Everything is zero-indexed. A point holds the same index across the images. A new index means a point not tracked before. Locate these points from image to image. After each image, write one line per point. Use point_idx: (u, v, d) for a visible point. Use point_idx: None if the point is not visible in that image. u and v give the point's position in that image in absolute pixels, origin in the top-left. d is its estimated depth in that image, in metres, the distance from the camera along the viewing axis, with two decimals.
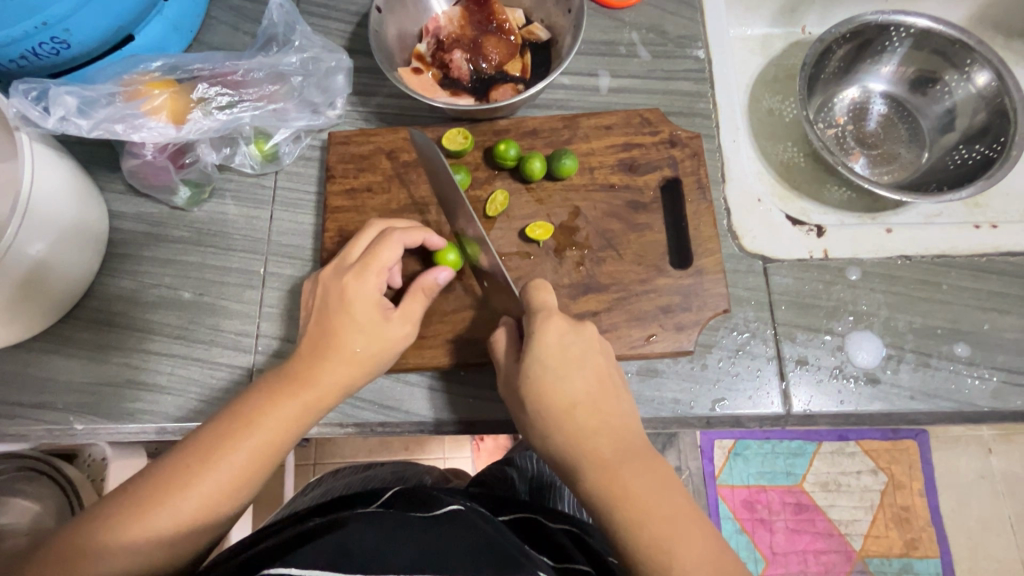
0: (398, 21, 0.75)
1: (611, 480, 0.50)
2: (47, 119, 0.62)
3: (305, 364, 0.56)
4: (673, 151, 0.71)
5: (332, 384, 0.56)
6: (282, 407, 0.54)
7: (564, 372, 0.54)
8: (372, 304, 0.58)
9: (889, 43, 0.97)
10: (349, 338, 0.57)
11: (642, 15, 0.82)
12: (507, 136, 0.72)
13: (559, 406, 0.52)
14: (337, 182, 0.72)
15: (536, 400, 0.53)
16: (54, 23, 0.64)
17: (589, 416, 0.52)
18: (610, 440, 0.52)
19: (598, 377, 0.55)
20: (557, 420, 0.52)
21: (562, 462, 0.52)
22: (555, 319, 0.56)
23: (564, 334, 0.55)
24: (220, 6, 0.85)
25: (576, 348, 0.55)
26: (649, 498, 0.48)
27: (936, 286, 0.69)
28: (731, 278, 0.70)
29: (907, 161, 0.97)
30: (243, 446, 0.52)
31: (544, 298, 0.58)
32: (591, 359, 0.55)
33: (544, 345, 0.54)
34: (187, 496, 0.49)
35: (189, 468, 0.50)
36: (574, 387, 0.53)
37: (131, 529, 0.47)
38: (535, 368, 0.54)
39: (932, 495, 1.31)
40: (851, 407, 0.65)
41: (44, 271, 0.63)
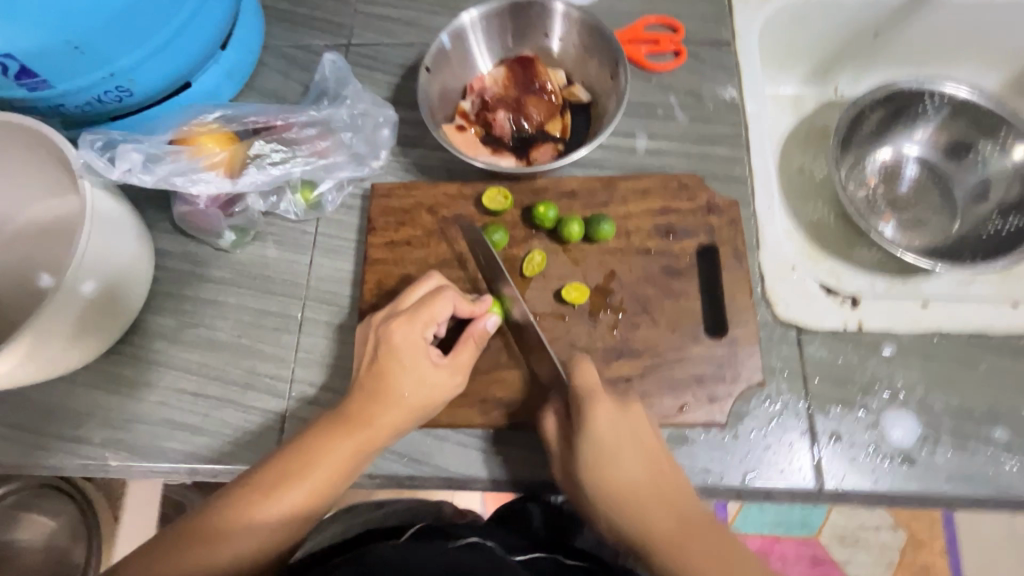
0: (443, 78, 0.78)
1: (681, 558, 0.51)
2: (111, 170, 0.66)
3: (361, 408, 0.58)
4: (709, 218, 0.72)
5: (386, 427, 0.59)
6: (342, 446, 0.57)
7: (617, 455, 0.55)
8: (422, 353, 0.60)
9: (923, 110, 0.98)
10: (400, 386, 0.59)
11: (680, 78, 0.84)
12: (546, 195, 0.73)
13: (620, 489, 0.54)
14: (378, 234, 0.74)
15: (597, 491, 0.54)
16: (120, 74, 0.68)
17: (648, 496, 0.54)
18: (669, 515, 0.53)
19: (648, 450, 0.56)
20: (614, 501, 0.54)
21: (626, 539, 0.54)
22: (601, 402, 0.57)
23: (614, 414, 0.56)
24: (269, 51, 0.89)
25: (625, 427, 0.56)
26: (707, 563, 0.50)
27: (972, 365, 0.68)
28: (764, 346, 0.70)
29: (937, 227, 0.97)
30: (309, 480, 0.55)
31: (586, 379, 0.59)
32: (640, 436, 0.56)
33: (597, 433, 0.55)
34: (249, 527, 0.53)
35: (259, 500, 0.54)
36: (625, 469, 0.55)
37: (198, 556, 0.51)
38: (592, 456, 0.55)
39: (955, 557, 1.28)
40: (885, 487, 0.64)
41: (93, 309, 0.65)
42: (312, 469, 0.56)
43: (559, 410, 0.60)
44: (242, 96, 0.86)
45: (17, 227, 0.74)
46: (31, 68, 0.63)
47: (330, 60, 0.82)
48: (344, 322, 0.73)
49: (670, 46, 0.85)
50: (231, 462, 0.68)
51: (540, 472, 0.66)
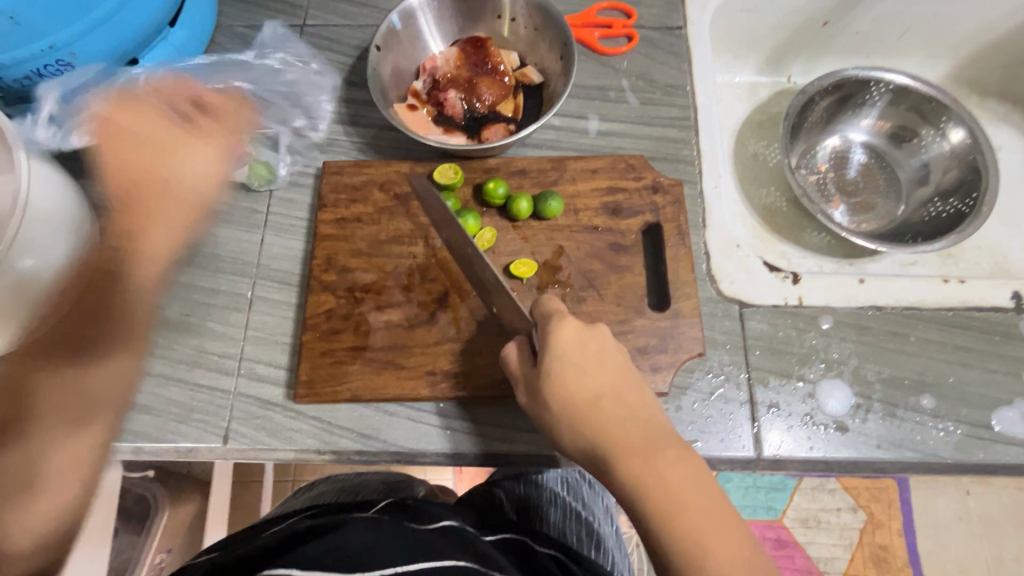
0: (395, 58, 0.78)
1: (647, 464, 0.51)
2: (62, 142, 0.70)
3: (80, 376, 0.52)
4: (656, 197, 0.73)
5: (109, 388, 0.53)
6: (98, 382, 0.53)
7: (584, 367, 0.57)
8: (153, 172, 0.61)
9: (869, 97, 1.01)
10: (157, 200, 0.60)
11: (633, 62, 0.85)
12: (497, 173, 0.74)
13: (583, 400, 0.55)
14: (328, 212, 0.74)
15: (560, 401, 0.56)
16: (59, 48, 0.66)
17: (613, 408, 0.55)
18: (639, 425, 0.54)
19: (620, 376, 0.57)
20: (582, 416, 0.55)
21: (587, 447, 0.54)
22: (568, 320, 0.59)
23: (579, 333, 0.58)
24: (222, 31, 0.88)
25: (595, 347, 0.58)
26: (683, 485, 0.50)
27: (903, 337, 0.71)
28: (708, 321, 0.72)
29: (883, 211, 1.01)
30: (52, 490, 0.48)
31: (553, 305, 0.62)
32: (609, 357, 0.58)
33: (564, 349, 0.57)
34: (73, 436, 0.51)
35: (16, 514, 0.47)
36: (596, 382, 0.56)
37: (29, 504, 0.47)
38: (559, 365, 0.56)
39: (910, 535, 1.33)
40: (820, 454, 0.66)
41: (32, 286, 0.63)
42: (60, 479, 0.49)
43: (522, 339, 0.62)
44: None
45: None
46: None
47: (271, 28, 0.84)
48: (295, 299, 0.73)
49: (622, 31, 0.86)
50: (177, 440, 0.67)
51: (487, 444, 0.66)
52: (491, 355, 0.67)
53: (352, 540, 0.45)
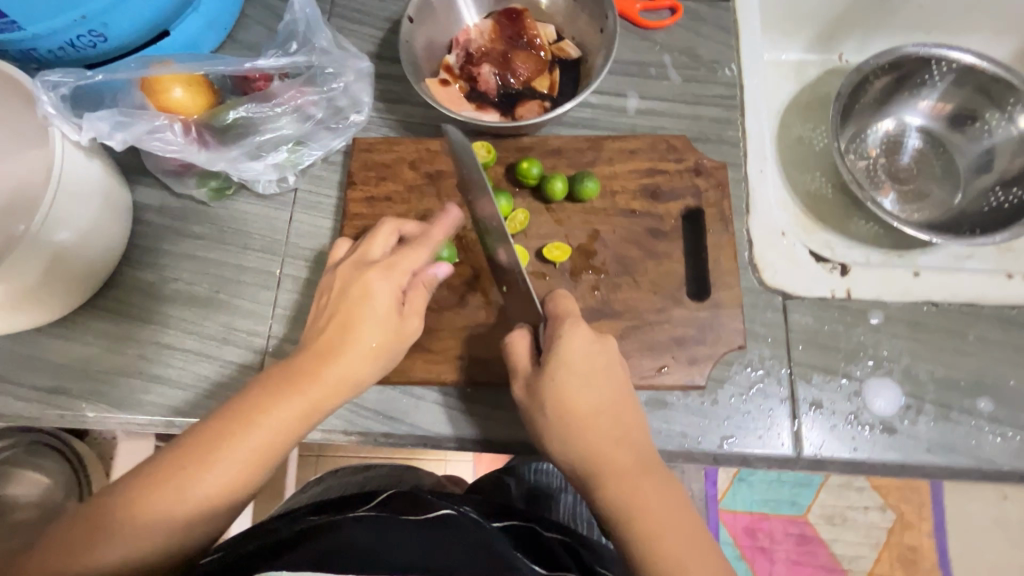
0: (427, 30, 0.75)
1: (632, 489, 0.51)
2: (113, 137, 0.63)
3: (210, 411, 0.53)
4: (698, 180, 0.69)
5: (344, 381, 0.57)
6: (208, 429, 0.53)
7: (588, 380, 0.54)
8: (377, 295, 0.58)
9: (929, 77, 0.94)
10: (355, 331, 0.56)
11: (676, 37, 0.81)
12: (530, 153, 0.72)
13: (585, 411, 0.53)
14: (357, 190, 0.73)
15: (560, 409, 0.53)
16: (92, 18, 0.65)
17: (611, 424, 0.54)
18: (629, 450, 0.53)
19: (620, 392, 0.56)
20: (579, 429, 0.53)
21: (578, 464, 0.53)
22: (582, 327, 0.56)
23: (591, 344, 0.56)
24: (253, 4, 0.86)
25: (601, 361, 0.56)
26: (665, 513, 0.50)
27: (961, 335, 0.67)
28: (749, 312, 0.68)
29: (939, 199, 0.94)
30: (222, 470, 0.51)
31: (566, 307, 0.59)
32: (613, 373, 0.56)
33: (570, 357, 0.55)
34: (204, 475, 0.51)
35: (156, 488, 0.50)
36: (597, 398, 0.54)
37: (197, 476, 0.51)
38: (563, 375, 0.54)
39: (941, 538, 1.28)
40: (864, 455, 0.63)
41: (70, 257, 0.64)
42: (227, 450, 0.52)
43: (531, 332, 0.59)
44: (223, 48, 0.84)
45: None
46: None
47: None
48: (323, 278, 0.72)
49: (666, 3, 0.81)
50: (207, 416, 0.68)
51: (515, 430, 0.65)
52: None
53: (351, 541, 0.46)
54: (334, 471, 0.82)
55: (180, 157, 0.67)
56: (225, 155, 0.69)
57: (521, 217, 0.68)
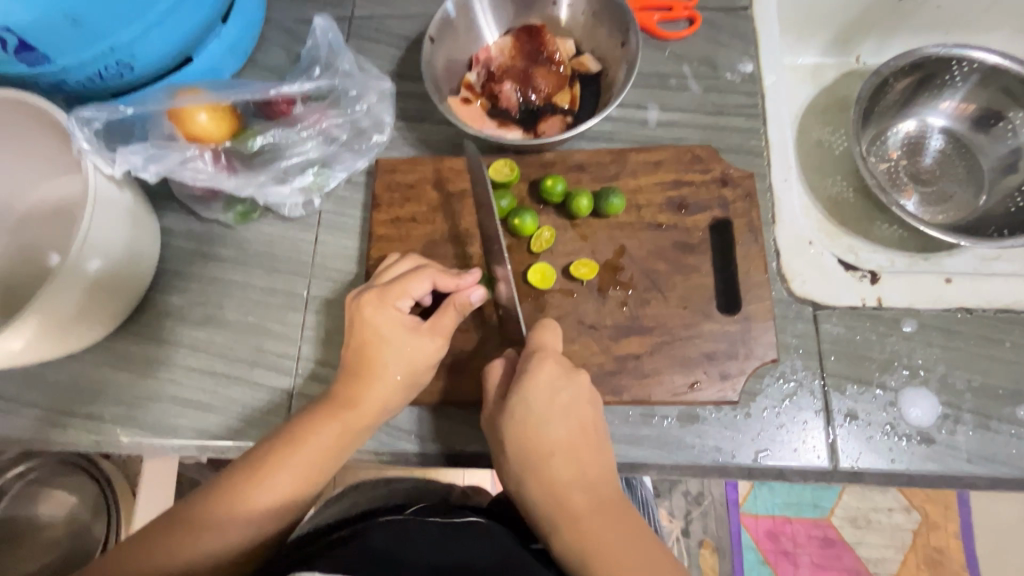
0: (448, 49, 0.76)
1: (585, 532, 0.50)
2: (147, 168, 0.64)
3: (291, 432, 0.56)
4: (724, 191, 0.69)
5: (377, 406, 0.58)
6: (295, 457, 0.54)
7: (547, 416, 0.54)
8: (401, 325, 0.59)
9: (950, 77, 0.93)
10: (385, 359, 0.58)
11: (694, 47, 0.80)
12: (554, 169, 0.72)
13: (540, 449, 0.53)
14: (383, 210, 0.73)
15: (517, 444, 0.54)
16: (120, 49, 0.66)
17: (569, 463, 0.53)
18: (585, 491, 0.52)
19: (581, 429, 0.55)
20: (534, 464, 0.53)
21: (533, 506, 0.53)
22: (548, 362, 0.56)
23: (554, 380, 0.55)
24: (272, 27, 0.87)
25: (565, 396, 0.55)
26: (620, 553, 0.49)
27: (997, 342, 0.66)
28: (779, 323, 0.68)
29: (963, 201, 0.93)
30: (269, 487, 0.53)
31: (545, 339, 0.58)
32: (579, 411, 0.55)
33: (531, 396, 0.54)
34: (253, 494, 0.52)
35: (211, 501, 0.52)
36: (557, 435, 0.54)
37: (249, 493, 0.52)
38: (518, 413, 0.54)
39: (968, 539, 1.26)
40: (902, 467, 0.62)
41: (103, 286, 0.64)
42: (276, 469, 0.54)
43: (507, 361, 0.60)
44: (244, 71, 0.85)
45: (19, 211, 0.72)
46: (31, 43, 0.61)
47: (319, 25, 0.75)
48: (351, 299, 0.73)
49: (684, 13, 0.81)
50: (240, 439, 0.68)
51: None
52: None
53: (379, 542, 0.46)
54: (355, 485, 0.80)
55: (210, 185, 0.68)
56: (253, 180, 0.70)
57: (546, 237, 0.68)
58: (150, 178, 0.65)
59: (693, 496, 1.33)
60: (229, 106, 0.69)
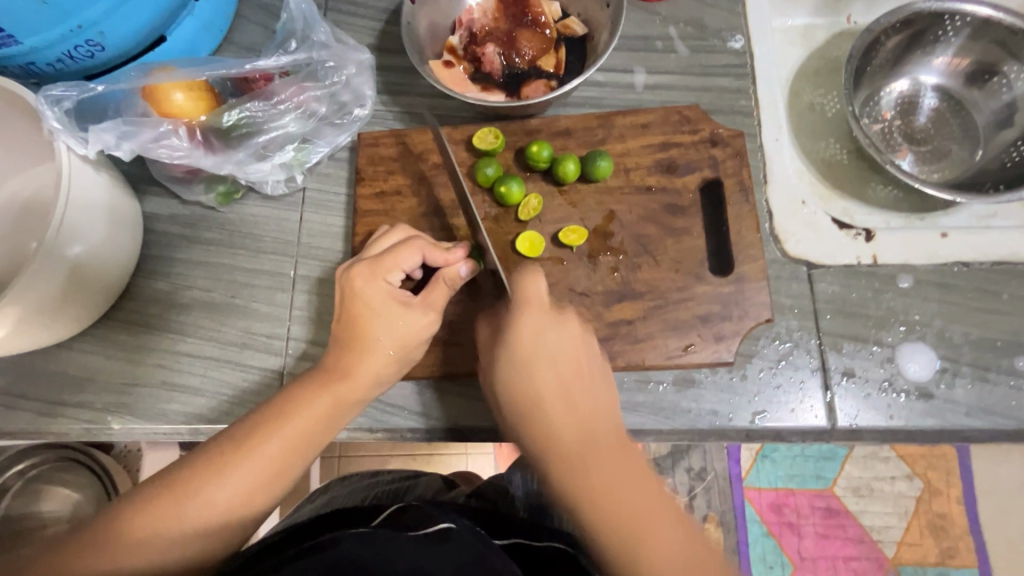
0: (430, 11, 0.73)
1: (576, 470, 0.50)
2: (120, 147, 0.63)
3: (282, 401, 0.55)
4: (714, 152, 0.68)
5: (369, 377, 0.57)
6: (285, 426, 0.54)
7: (534, 362, 0.54)
8: (391, 299, 0.58)
9: (943, 32, 0.91)
10: (375, 332, 0.57)
11: (680, 7, 0.78)
12: (539, 136, 0.70)
13: (529, 391, 0.53)
14: (367, 185, 0.72)
15: (507, 385, 0.54)
16: (88, 27, 0.64)
17: (562, 404, 0.53)
18: (575, 429, 0.52)
19: (574, 371, 0.54)
20: (524, 406, 0.53)
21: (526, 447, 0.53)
22: (532, 310, 0.56)
23: (539, 325, 0.55)
24: (248, 4, 0.85)
25: (552, 339, 0.55)
26: (610, 489, 0.49)
27: (994, 294, 0.65)
28: (774, 284, 0.67)
29: (959, 158, 0.92)
30: (260, 458, 0.52)
31: (529, 287, 0.57)
32: (569, 352, 0.55)
33: (520, 340, 0.55)
34: (243, 464, 0.52)
35: (200, 472, 0.51)
36: (545, 381, 0.53)
37: (237, 465, 0.51)
38: (506, 359, 0.55)
39: (971, 503, 1.26)
40: (900, 423, 0.61)
41: (84, 272, 0.63)
42: (266, 440, 0.53)
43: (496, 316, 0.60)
44: (221, 51, 0.83)
45: None
46: None
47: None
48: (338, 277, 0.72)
49: None
50: (232, 421, 0.68)
51: None
52: None
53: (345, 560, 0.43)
54: (341, 478, 0.78)
55: (187, 163, 0.66)
56: (230, 157, 0.68)
57: (533, 205, 0.67)
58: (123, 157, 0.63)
59: (695, 471, 1.32)
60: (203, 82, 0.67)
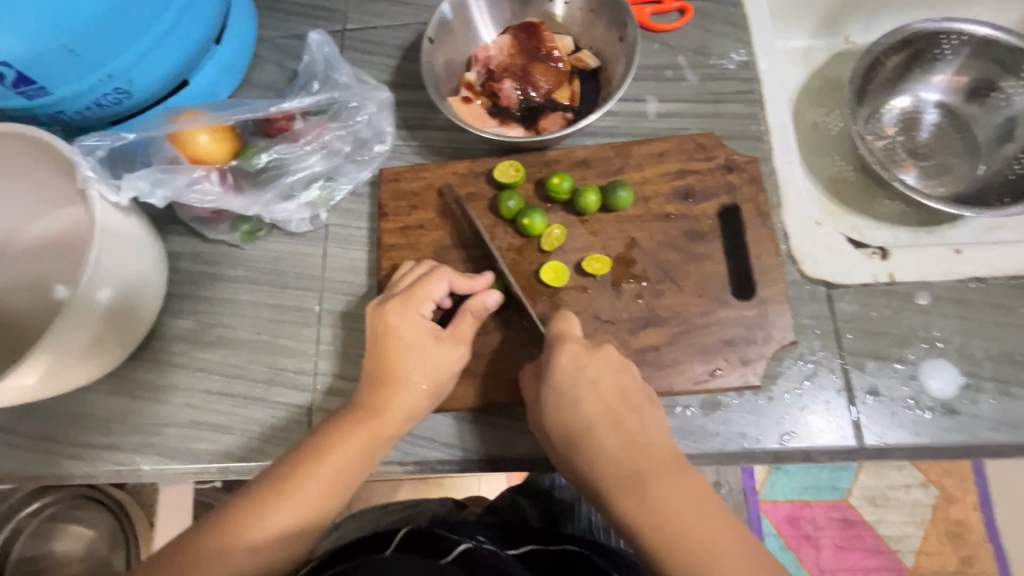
0: (447, 49, 0.76)
1: (647, 500, 0.49)
2: (155, 193, 0.64)
3: (323, 438, 0.56)
4: (729, 177, 0.69)
5: (404, 415, 0.58)
6: (327, 463, 0.54)
7: (576, 393, 0.55)
8: (424, 333, 0.59)
9: (941, 51, 0.94)
10: (409, 368, 0.58)
11: (687, 37, 0.81)
12: (558, 167, 0.72)
13: (579, 425, 0.54)
14: (390, 220, 0.73)
15: (557, 424, 0.55)
16: (117, 75, 0.66)
17: (613, 436, 0.53)
18: (629, 457, 0.52)
19: (620, 400, 0.55)
20: (578, 439, 0.54)
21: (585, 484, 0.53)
22: (566, 343, 0.57)
23: (578, 357, 0.57)
24: (266, 45, 0.87)
25: (594, 370, 0.56)
26: (678, 517, 0.48)
27: (1011, 309, 0.66)
28: (794, 305, 0.68)
29: (962, 172, 0.94)
30: (302, 499, 0.52)
31: (563, 326, 0.60)
32: (609, 381, 0.56)
33: (561, 375, 0.56)
34: (286, 502, 0.52)
35: (244, 508, 0.51)
36: (590, 407, 0.54)
37: (280, 502, 0.52)
38: (552, 396, 0.56)
39: (987, 509, 1.26)
40: (927, 440, 0.62)
41: (113, 315, 0.64)
42: (308, 477, 0.53)
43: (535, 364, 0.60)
44: (240, 91, 0.85)
45: (24, 245, 0.72)
46: (29, 76, 0.61)
47: (315, 39, 0.75)
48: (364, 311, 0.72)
49: (674, 5, 0.81)
50: (263, 458, 0.68)
51: None
52: None
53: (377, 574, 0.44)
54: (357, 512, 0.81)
55: (217, 207, 0.68)
56: (258, 198, 0.70)
57: (556, 236, 0.68)
58: (158, 204, 0.65)
59: (710, 486, 1.32)
60: (229, 127, 0.69)
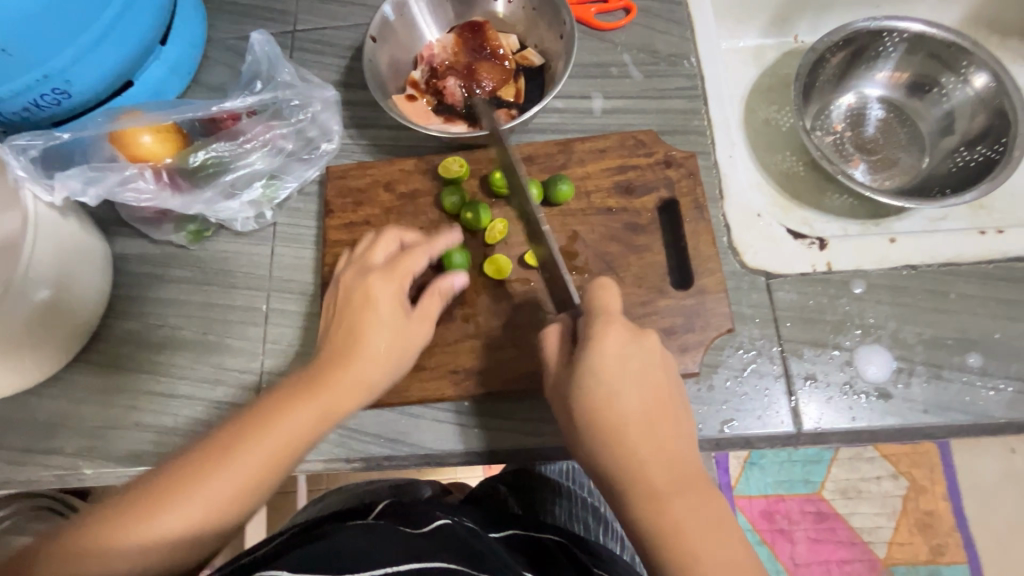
0: (391, 49, 0.77)
1: (663, 505, 0.50)
2: (86, 191, 0.64)
3: (240, 432, 0.53)
4: (669, 171, 0.71)
5: (357, 385, 0.57)
6: (239, 463, 0.51)
7: (616, 384, 0.53)
8: (396, 306, 0.60)
9: (883, 48, 0.96)
10: (372, 339, 0.58)
11: (632, 35, 0.82)
12: (502, 163, 0.73)
13: (618, 418, 0.52)
14: (336, 217, 0.73)
15: (588, 408, 0.53)
16: (54, 76, 0.66)
17: (643, 435, 0.52)
18: (661, 460, 0.51)
19: (657, 396, 0.53)
20: (608, 431, 0.52)
21: (599, 468, 0.53)
22: (614, 328, 0.54)
23: (622, 347, 0.54)
24: (215, 46, 0.87)
25: (637, 364, 0.54)
26: (696, 528, 0.49)
27: (942, 295, 0.68)
28: (734, 295, 0.69)
29: (907, 166, 0.96)
30: (207, 496, 0.50)
31: (603, 302, 0.56)
32: (651, 376, 0.54)
33: (605, 363, 0.53)
34: (191, 497, 0.49)
35: (146, 500, 0.49)
36: (628, 403, 0.52)
37: (184, 498, 0.49)
38: (589, 379, 0.53)
39: (956, 499, 1.28)
40: (863, 424, 0.63)
41: (53, 316, 0.63)
42: (218, 475, 0.50)
43: (563, 328, 0.59)
44: (189, 92, 0.85)
45: None
46: None
47: (257, 39, 0.76)
48: (311, 309, 0.72)
49: (620, 4, 0.83)
50: None
51: (519, 439, 0.65)
52: (508, 348, 0.65)
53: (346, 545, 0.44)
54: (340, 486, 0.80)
55: (155, 205, 0.67)
56: (199, 198, 0.70)
57: (500, 229, 0.69)
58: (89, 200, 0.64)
59: None
60: (171, 126, 0.69)
